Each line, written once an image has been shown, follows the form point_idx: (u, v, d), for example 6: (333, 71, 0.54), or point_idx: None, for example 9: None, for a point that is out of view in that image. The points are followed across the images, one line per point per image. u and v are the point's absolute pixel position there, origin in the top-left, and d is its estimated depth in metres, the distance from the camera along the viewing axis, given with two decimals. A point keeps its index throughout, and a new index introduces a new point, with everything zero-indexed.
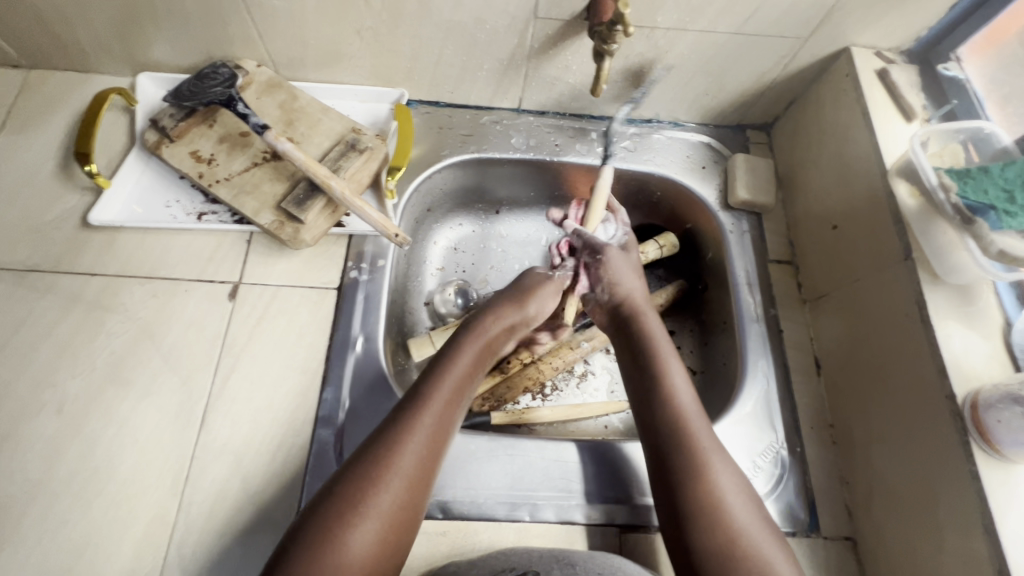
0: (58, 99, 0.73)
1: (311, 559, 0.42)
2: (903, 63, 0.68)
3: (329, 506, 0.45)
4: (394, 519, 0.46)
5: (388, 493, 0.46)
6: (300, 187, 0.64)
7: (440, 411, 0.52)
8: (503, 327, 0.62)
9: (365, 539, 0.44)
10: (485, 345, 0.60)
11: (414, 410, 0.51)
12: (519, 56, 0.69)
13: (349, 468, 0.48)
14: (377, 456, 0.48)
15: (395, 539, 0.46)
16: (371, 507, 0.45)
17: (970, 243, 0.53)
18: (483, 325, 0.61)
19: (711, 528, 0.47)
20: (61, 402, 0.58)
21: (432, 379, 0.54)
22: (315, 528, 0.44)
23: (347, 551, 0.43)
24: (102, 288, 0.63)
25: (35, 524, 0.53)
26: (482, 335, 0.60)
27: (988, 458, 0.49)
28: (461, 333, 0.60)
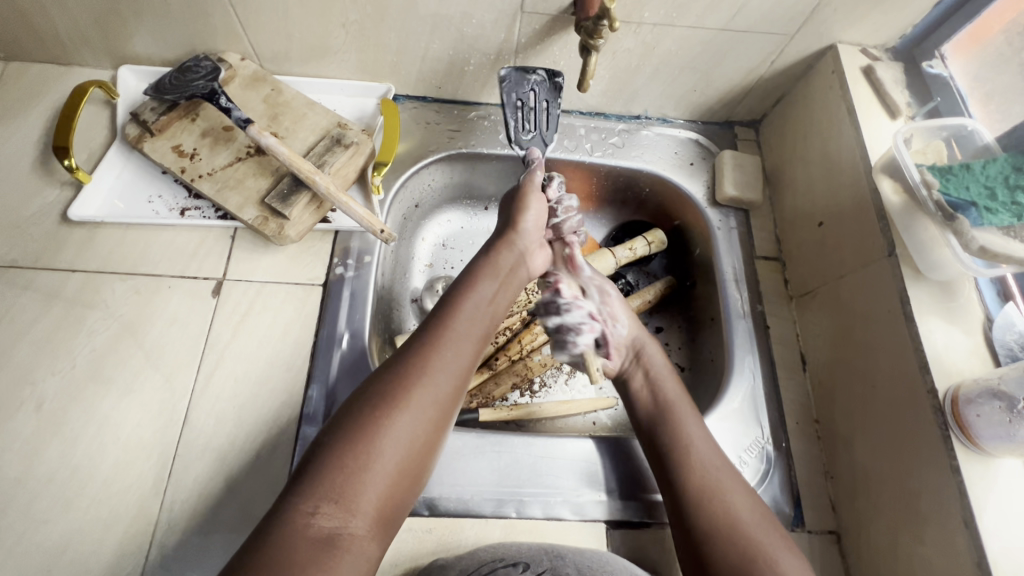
0: (37, 92, 0.71)
1: (346, 452, 0.43)
2: (889, 60, 0.69)
3: (364, 407, 0.46)
4: (427, 418, 0.47)
5: (426, 392, 0.48)
6: (284, 182, 0.63)
7: (468, 329, 0.54)
8: (518, 253, 0.62)
9: (400, 437, 0.45)
10: (506, 269, 0.60)
11: (445, 325, 0.53)
12: (507, 51, 0.68)
13: (381, 374, 0.49)
14: (412, 363, 0.49)
15: (428, 440, 0.47)
16: (406, 405, 0.47)
17: (952, 240, 0.53)
18: (502, 249, 0.61)
19: (709, 508, 0.49)
20: (40, 400, 0.57)
21: (460, 296, 0.56)
22: (347, 427, 0.45)
23: (382, 444, 0.44)
24: (82, 285, 0.62)
25: (13, 524, 0.52)
26: (500, 260, 0.60)
27: (969, 452, 0.49)
28: (483, 257, 0.61)
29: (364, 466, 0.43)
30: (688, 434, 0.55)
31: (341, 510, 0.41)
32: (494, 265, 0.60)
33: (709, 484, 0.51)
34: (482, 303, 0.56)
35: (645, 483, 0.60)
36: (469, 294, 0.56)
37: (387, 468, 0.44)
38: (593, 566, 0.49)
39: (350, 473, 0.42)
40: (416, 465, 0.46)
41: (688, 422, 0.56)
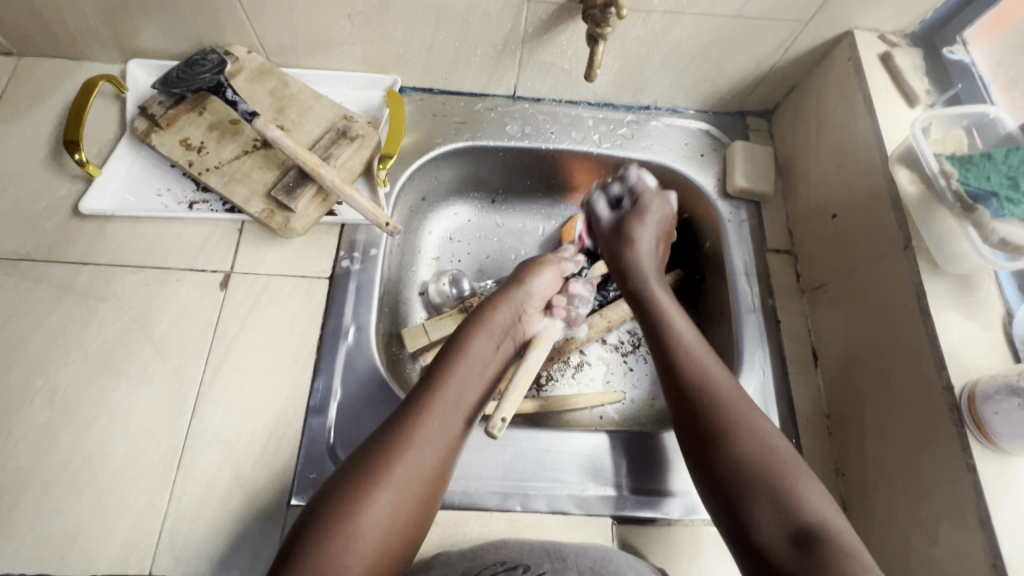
0: (49, 87, 0.72)
1: (325, 533, 0.43)
2: (907, 46, 0.66)
3: (343, 484, 0.46)
4: (410, 488, 0.47)
5: (406, 470, 0.47)
6: (290, 175, 0.63)
7: (459, 396, 0.53)
8: (515, 309, 0.62)
9: (381, 509, 0.45)
10: (498, 326, 0.60)
11: (434, 393, 0.52)
12: (513, 41, 0.67)
13: (367, 448, 0.48)
14: (395, 436, 0.49)
15: (412, 511, 0.47)
16: (388, 484, 0.46)
17: (971, 230, 0.52)
18: (498, 305, 0.61)
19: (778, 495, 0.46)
20: (53, 390, 0.58)
21: (453, 359, 0.56)
22: (326, 507, 0.44)
23: (362, 519, 0.44)
24: (94, 277, 0.63)
25: (28, 511, 0.53)
26: (496, 315, 0.60)
27: (984, 451, 0.48)
28: (476, 313, 0.61)
29: (343, 546, 0.42)
30: (735, 409, 0.51)
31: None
32: (483, 327, 0.59)
33: (765, 468, 0.47)
34: (472, 365, 0.56)
35: (653, 478, 0.60)
36: (460, 357, 0.56)
37: (369, 543, 0.44)
38: (597, 568, 0.49)
39: (331, 554, 0.42)
40: (398, 544, 0.45)
41: (733, 400, 0.52)
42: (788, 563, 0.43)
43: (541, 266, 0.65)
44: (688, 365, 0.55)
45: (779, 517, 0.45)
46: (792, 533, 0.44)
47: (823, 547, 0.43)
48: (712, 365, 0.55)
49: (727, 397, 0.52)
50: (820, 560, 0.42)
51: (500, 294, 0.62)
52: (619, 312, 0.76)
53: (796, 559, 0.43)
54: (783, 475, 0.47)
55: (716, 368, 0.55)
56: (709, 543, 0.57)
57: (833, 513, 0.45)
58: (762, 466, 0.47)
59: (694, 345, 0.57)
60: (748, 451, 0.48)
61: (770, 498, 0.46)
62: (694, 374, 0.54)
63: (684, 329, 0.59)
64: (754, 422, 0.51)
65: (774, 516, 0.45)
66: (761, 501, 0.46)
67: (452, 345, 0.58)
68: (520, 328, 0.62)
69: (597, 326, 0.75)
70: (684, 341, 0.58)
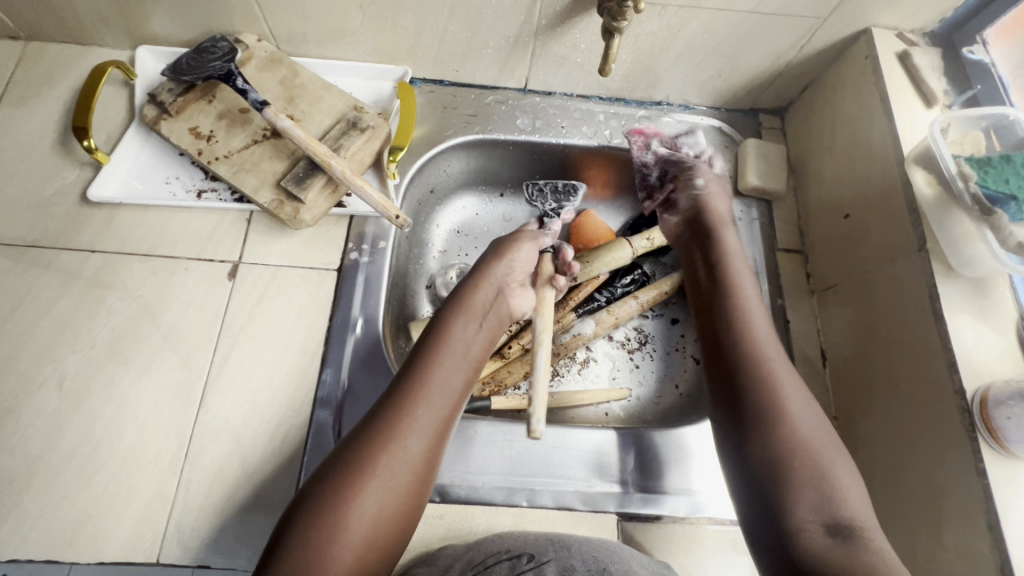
0: (57, 72, 0.71)
1: (313, 526, 0.42)
2: (926, 45, 0.65)
3: (331, 476, 0.45)
4: (398, 480, 0.46)
5: (389, 458, 0.46)
6: (300, 166, 0.63)
7: (444, 380, 0.52)
8: (497, 289, 0.61)
9: (367, 502, 0.44)
10: (480, 307, 0.59)
11: (417, 380, 0.51)
12: (526, 34, 0.66)
13: (351, 438, 0.48)
14: (378, 424, 0.48)
15: (401, 503, 0.46)
16: (371, 475, 0.45)
17: (988, 235, 0.51)
18: (479, 286, 0.60)
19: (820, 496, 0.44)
20: (61, 377, 0.58)
21: (434, 343, 0.55)
22: (313, 499, 0.44)
23: (348, 512, 0.43)
24: (102, 265, 0.63)
25: (36, 498, 0.53)
26: (475, 297, 0.59)
27: (996, 456, 0.47)
28: (457, 296, 0.60)
29: (330, 539, 0.42)
30: (789, 403, 0.48)
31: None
32: (465, 310, 0.58)
33: (812, 457, 0.45)
34: (456, 348, 0.55)
35: (656, 475, 0.60)
36: (442, 341, 0.55)
37: (356, 536, 0.43)
38: (601, 559, 0.49)
39: (318, 547, 0.42)
40: (389, 531, 0.45)
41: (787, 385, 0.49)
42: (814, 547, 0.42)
43: (517, 242, 0.64)
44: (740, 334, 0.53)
45: (811, 506, 0.43)
46: (827, 523, 0.42)
47: (861, 543, 0.41)
48: (781, 352, 0.52)
49: (775, 377, 0.49)
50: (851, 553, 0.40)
51: (482, 274, 0.61)
52: (626, 309, 0.75)
53: (828, 551, 0.41)
54: (819, 466, 0.45)
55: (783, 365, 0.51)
56: (713, 541, 0.58)
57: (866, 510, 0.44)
58: (802, 456, 0.45)
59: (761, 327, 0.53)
60: (793, 443, 0.46)
61: (807, 490, 0.44)
62: (765, 353, 0.51)
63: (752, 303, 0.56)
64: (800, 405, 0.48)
65: (812, 513, 0.43)
66: (799, 493, 0.44)
67: (435, 329, 0.56)
68: (504, 305, 0.61)
69: (606, 322, 0.74)
70: (751, 314, 0.54)
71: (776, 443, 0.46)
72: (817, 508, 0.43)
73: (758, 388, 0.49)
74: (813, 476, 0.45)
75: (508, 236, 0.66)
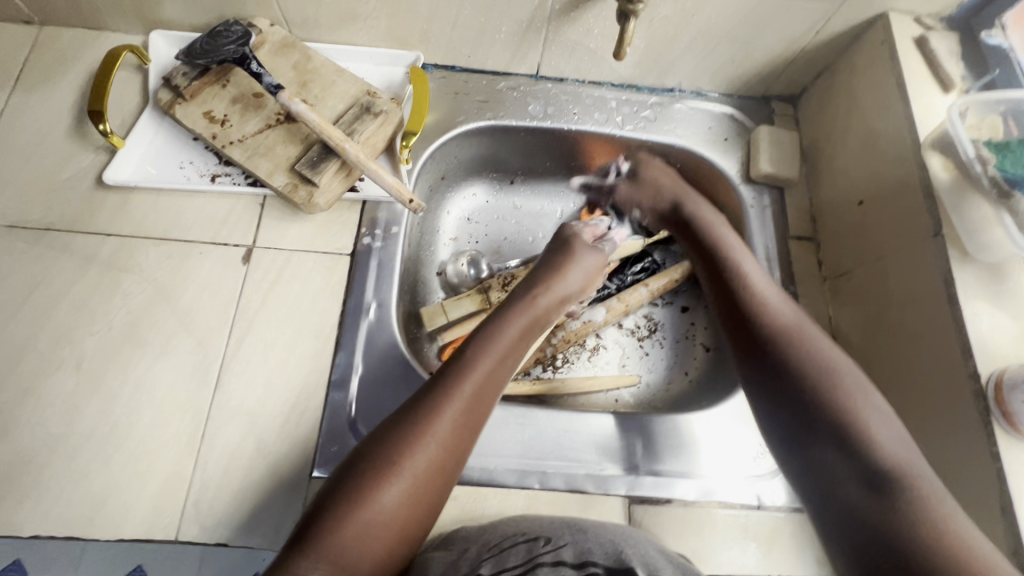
0: (70, 56, 0.72)
1: (344, 515, 0.43)
2: (943, 30, 0.65)
3: (363, 467, 0.45)
4: (425, 480, 0.46)
5: (424, 454, 0.46)
6: (314, 149, 0.63)
7: (490, 382, 0.52)
8: (554, 301, 0.60)
9: (394, 499, 0.44)
10: (536, 316, 0.58)
11: (460, 379, 0.50)
12: (540, 18, 0.66)
13: (388, 431, 0.47)
14: (412, 420, 0.47)
15: (426, 502, 0.46)
16: (400, 472, 0.45)
17: (1006, 218, 0.51)
18: (537, 296, 0.59)
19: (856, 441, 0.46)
20: (79, 358, 0.58)
21: (485, 342, 0.54)
22: (346, 489, 0.44)
23: (375, 506, 0.43)
24: (117, 249, 0.63)
25: (56, 476, 0.54)
26: (534, 306, 0.58)
27: (1010, 439, 0.47)
28: (514, 300, 0.59)
29: (359, 530, 0.43)
30: (812, 353, 0.52)
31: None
32: (522, 314, 0.58)
33: (843, 409, 0.48)
34: (504, 350, 0.54)
35: (666, 460, 0.60)
36: (491, 340, 0.54)
37: (383, 530, 0.43)
38: (615, 542, 0.49)
39: (349, 537, 0.42)
40: (415, 526, 0.45)
41: (808, 340, 0.53)
42: (853, 498, 0.44)
43: (573, 260, 0.64)
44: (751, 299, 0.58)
45: (841, 449, 0.46)
46: (865, 470, 0.45)
47: (898, 483, 0.43)
48: (795, 319, 0.55)
49: (798, 332, 0.54)
50: (892, 497, 0.43)
51: (536, 280, 0.61)
52: (636, 296, 0.75)
53: (867, 496, 0.44)
54: (850, 416, 0.47)
55: (800, 322, 0.55)
56: (723, 525, 0.58)
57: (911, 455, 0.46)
58: (836, 408, 0.48)
59: (778, 305, 0.57)
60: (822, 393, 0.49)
61: (837, 444, 0.47)
62: (775, 326, 0.55)
63: (756, 276, 0.60)
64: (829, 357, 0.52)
65: (849, 455, 0.46)
66: (830, 442, 0.47)
67: (491, 325, 0.56)
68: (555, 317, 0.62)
69: (615, 309, 0.75)
70: (756, 289, 0.58)
71: (799, 396, 0.50)
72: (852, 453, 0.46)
73: (782, 347, 0.53)
74: (844, 425, 0.47)
75: (571, 244, 0.66)
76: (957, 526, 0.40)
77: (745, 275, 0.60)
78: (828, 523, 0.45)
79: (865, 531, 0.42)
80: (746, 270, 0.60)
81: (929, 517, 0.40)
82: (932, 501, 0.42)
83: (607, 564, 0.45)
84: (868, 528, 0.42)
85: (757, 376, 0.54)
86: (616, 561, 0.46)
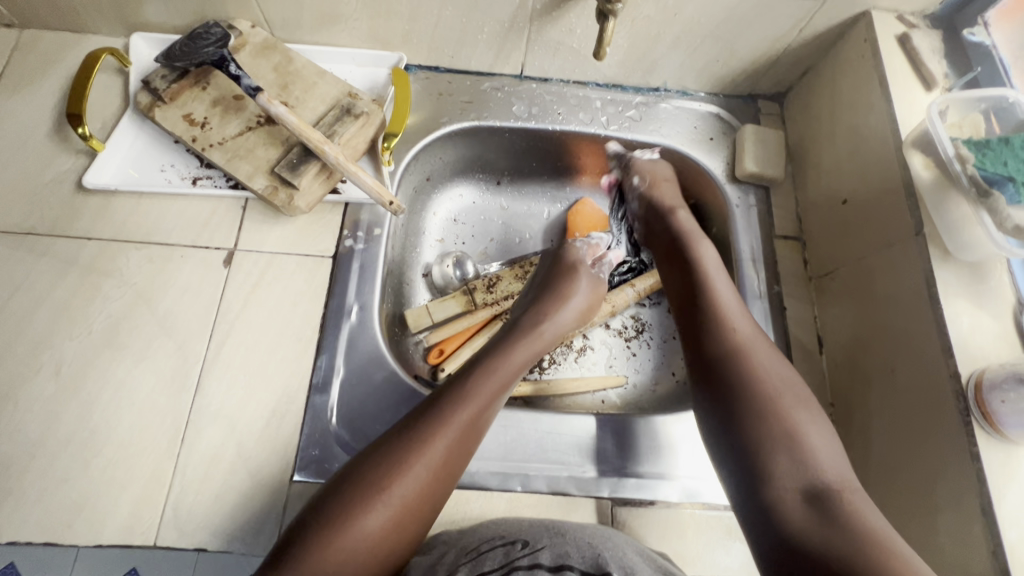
0: (51, 59, 0.71)
1: (324, 538, 0.42)
2: (927, 28, 0.64)
3: (349, 489, 0.45)
4: (412, 507, 0.45)
5: (414, 479, 0.46)
6: (294, 152, 0.63)
7: (491, 407, 0.52)
8: (557, 328, 0.62)
9: (378, 525, 0.44)
10: (541, 343, 0.60)
11: (461, 398, 0.51)
12: (521, 18, 0.66)
13: (380, 447, 0.47)
14: (408, 441, 0.47)
15: (411, 528, 0.46)
16: (386, 494, 0.44)
17: (986, 219, 0.50)
18: (543, 325, 0.61)
19: (797, 457, 0.46)
20: (59, 363, 0.58)
21: (492, 365, 0.55)
22: (329, 515, 0.44)
23: (359, 531, 0.43)
24: (97, 253, 0.63)
25: (35, 481, 0.54)
26: (540, 333, 0.60)
27: (990, 439, 0.47)
28: (525, 324, 0.61)
29: (340, 555, 0.42)
30: (765, 365, 0.52)
31: None
32: (528, 339, 0.59)
33: (790, 424, 0.48)
34: (510, 376, 0.55)
35: (649, 461, 0.60)
36: (498, 364, 0.55)
37: (364, 553, 0.43)
38: (594, 544, 0.49)
39: (330, 557, 0.42)
40: (398, 548, 0.45)
41: (761, 352, 0.53)
42: (797, 521, 0.43)
43: (579, 285, 0.65)
44: (711, 308, 0.57)
45: (788, 466, 0.46)
46: (804, 488, 0.45)
47: (836, 503, 0.43)
48: (753, 337, 0.54)
49: (752, 344, 0.54)
50: (831, 518, 0.42)
51: (543, 308, 0.62)
52: (623, 297, 0.75)
53: (805, 514, 0.43)
54: (795, 432, 0.47)
55: (756, 334, 0.55)
56: (707, 527, 0.58)
57: (849, 476, 0.46)
58: (780, 420, 0.48)
59: (736, 316, 0.56)
60: (769, 406, 0.49)
61: (781, 456, 0.46)
62: (732, 337, 0.54)
63: (722, 291, 0.59)
64: (780, 370, 0.52)
65: (791, 471, 0.45)
66: (780, 460, 0.46)
67: (496, 351, 0.57)
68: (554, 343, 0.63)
69: (602, 310, 0.74)
70: (724, 307, 0.57)
71: (746, 407, 0.50)
72: (792, 469, 0.46)
73: (735, 356, 0.53)
74: (788, 440, 0.47)
75: (574, 271, 0.67)
76: (891, 546, 0.40)
77: (713, 290, 0.59)
78: (761, 536, 0.45)
79: (796, 547, 0.42)
80: (712, 285, 0.59)
81: (864, 538, 0.40)
82: (869, 523, 0.42)
83: (583, 568, 0.45)
84: (801, 544, 0.42)
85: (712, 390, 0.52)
86: (593, 566, 0.46)
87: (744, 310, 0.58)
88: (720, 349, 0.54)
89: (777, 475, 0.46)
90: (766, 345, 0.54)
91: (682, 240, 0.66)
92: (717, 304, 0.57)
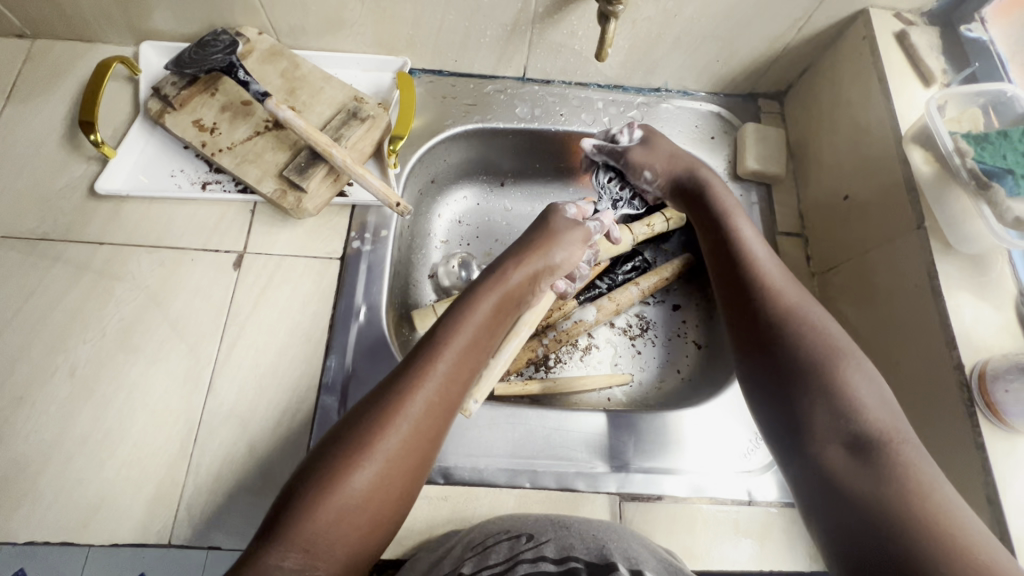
0: (62, 68, 0.73)
1: (317, 502, 0.43)
2: (924, 25, 0.65)
3: (335, 453, 0.45)
4: (399, 464, 0.46)
5: (396, 435, 0.46)
6: (302, 155, 0.64)
7: (458, 357, 0.51)
8: (528, 277, 0.60)
9: (368, 483, 0.44)
10: (508, 295, 0.58)
11: (432, 354, 0.50)
12: (523, 21, 0.67)
13: (359, 413, 0.47)
14: (384, 403, 0.47)
15: (403, 483, 0.46)
16: (376, 453, 0.45)
17: (986, 210, 0.51)
18: (508, 274, 0.58)
19: (839, 394, 0.46)
20: (73, 366, 0.59)
21: (458, 320, 0.54)
22: (314, 482, 0.43)
23: (351, 490, 0.43)
24: (110, 257, 0.64)
25: (51, 482, 0.55)
26: (506, 282, 0.58)
27: (995, 429, 0.48)
28: (489, 275, 0.58)
29: (335, 514, 0.43)
30: (801, 313, 0.51)
31: (308, 561, 0.41)
32: (494, 289, 0.57)
33: (830, 358, 0.47)
34: (478, 327, 0.54)
35: (654, 456, 0.60)
36: (464, 318, 0.54)
37: (358, 516, 0.44)
38: (599, 538, 0.49)
39: (322, 524, 0.42)
40: (390, 508, 0.46)
41: (789, 292, 0.53)
42: (845, 471, 0.43)
43: (561, 238, 0.63)
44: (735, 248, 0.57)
45: (832, 422, 0.45)
46: (847, 440, 0.44)
47: (880, 449, 0.42)
48: (799, 297, 0.52)
49: (779, 285, 0.53)
50: (876, 467, 0.42)
51: (515, 258, 0.60)
52: (627, 295, 0.76)
53: (851, 469, 0.42)
54: (838, 371, 0.47)
55: (777, 268, 0.55)
56: (715, 521, 0.58)
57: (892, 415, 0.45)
58: (819, 357, 0.48)
59: (756, 246, 0.57)
60: (810, 351, 0.48)
61: (823, 399, 0.46)
62: (758, 275, 0.54)
63: (752, 236, 0.58)
64: (810, 310, 0.51)
65: (834, 418, 0.45)
66: (819, 410, 0.46)
67: (458, 305, 0.55)
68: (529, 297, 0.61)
69: (606, 308, 0.75)
70: (750, 250, 0.57)
71: (783, 355, 0.49)
72: (835, 414, 0.45)
73: (767, 305, 0.52)
74: (833, 386, 0.46)
75: (560, 224, 0.64)
76: (941, 512, 0.38)
77: (746, 249, 0.57)
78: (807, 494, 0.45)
79: (844, 507, 0.41)
80: (741, 230, 0.58)
81: (915, 502, 0.39)
82: (917, 475, 0.41)
83: (588, 559, 0.45)
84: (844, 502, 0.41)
85: (754, 347, 0.52)
86: (598, 555, 0.46)
87: (767, 250, 0.58)
88: (748, 283, 0.54)
89: (816, 417, 0.46)
90: (795, 288, 0.53)
91: (698, 188, 0.64)
92: (743, 246, 0.57)
